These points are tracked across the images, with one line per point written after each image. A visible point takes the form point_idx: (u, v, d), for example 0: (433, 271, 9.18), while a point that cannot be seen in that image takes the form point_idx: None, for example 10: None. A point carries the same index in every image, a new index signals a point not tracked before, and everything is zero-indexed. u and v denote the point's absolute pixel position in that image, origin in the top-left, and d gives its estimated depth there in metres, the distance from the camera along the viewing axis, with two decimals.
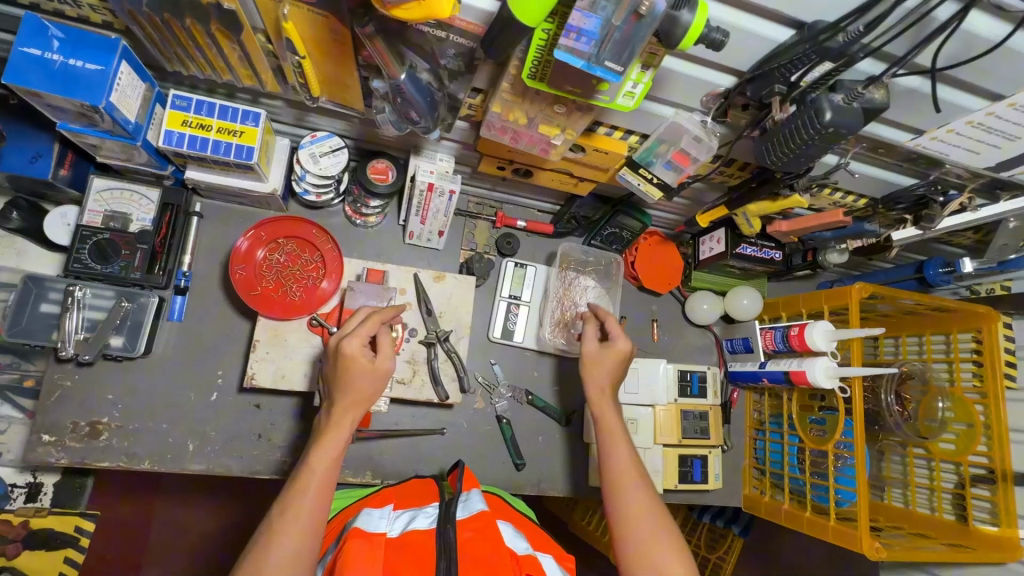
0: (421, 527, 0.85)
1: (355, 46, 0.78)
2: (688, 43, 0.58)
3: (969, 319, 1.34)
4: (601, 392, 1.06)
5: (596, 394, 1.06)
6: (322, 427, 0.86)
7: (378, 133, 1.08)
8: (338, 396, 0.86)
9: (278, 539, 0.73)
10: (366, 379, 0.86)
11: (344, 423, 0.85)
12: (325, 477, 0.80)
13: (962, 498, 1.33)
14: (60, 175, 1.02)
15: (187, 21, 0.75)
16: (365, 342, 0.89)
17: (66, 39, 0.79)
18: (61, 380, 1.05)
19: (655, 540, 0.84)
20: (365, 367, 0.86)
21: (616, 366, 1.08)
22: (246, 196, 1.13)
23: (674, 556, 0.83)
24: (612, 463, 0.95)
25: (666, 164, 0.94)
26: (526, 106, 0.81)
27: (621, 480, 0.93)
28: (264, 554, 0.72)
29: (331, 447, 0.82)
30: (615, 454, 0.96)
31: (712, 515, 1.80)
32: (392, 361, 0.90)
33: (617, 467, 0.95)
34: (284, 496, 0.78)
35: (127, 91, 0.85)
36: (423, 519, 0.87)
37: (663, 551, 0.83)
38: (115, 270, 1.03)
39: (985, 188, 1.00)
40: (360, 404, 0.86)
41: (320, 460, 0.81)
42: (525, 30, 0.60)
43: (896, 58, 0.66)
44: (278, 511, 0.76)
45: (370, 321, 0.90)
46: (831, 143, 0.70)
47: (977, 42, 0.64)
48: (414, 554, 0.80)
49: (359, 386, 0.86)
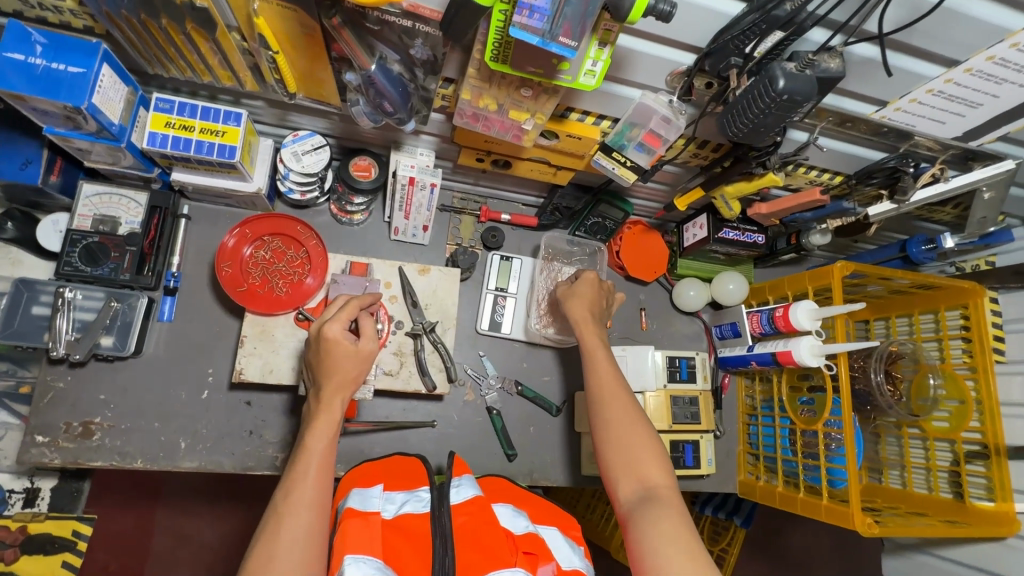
0: (414, 511, 0.85)
1: (326, 39, 0.81)
2: (636, 16, 0.60)
3: (955, 295, 1.33)
4: (583, 318, 1.10)
5: (578, 319, 1.10)
6: (312, 413, 0.87)
7: (359, 130, 1.11)
8: (324, 381, 0.88)
9: (290, 517, 0.74)
10: (349, 362, 0.88)
11: (334, 404, 0.87)
12: (321, 464, 0.80)
13: (958, 475, 1.32)
14: (50, 181, 1.05)
15: (163, 21, 0.79)
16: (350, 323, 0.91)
17: (50, 45, 0.83)
18: (54, 382, 1.07)
19: (637, 451, 0.91)
20: (350, 352, 0.88)
21: (591, 291, 1.15)
22: (232, 197, 1.15)
23: (655, 465, 0.90)
24: (596, 384, 1.01)
25: (638, 147, 0.94)
26: (495, 91, 0.83)
27: (605, 399, 0.98)
28: (275, 534, 0.73)
29: (322, 433, 0.83)
30: (598, 375, 1.01)
31: (714, 507, 1.78)
32: (375, 346, 0.91)
33: (602, 387, 1.00)
34: (284, 486, 0.78)
35: (109, 94, 0.87)
36: (415, 503, 0.87)
37: (645, 460, 0.90)
38: (105, 272, 1.06)
39: (957, 159, 1.00)
40: (349, 386, 0.89)
41: (317, 441, 0.82)
42: (480, 11, 0.63)
43: (840, 24, 0.69)
44: (282, 498, 0.76)
45: (353, 306, 0.93)
46: (789, 111, 0.72)
47: (921, 5, 0.66)
48: (411, 538, 0.80)
49: (343, 368, 0.88)
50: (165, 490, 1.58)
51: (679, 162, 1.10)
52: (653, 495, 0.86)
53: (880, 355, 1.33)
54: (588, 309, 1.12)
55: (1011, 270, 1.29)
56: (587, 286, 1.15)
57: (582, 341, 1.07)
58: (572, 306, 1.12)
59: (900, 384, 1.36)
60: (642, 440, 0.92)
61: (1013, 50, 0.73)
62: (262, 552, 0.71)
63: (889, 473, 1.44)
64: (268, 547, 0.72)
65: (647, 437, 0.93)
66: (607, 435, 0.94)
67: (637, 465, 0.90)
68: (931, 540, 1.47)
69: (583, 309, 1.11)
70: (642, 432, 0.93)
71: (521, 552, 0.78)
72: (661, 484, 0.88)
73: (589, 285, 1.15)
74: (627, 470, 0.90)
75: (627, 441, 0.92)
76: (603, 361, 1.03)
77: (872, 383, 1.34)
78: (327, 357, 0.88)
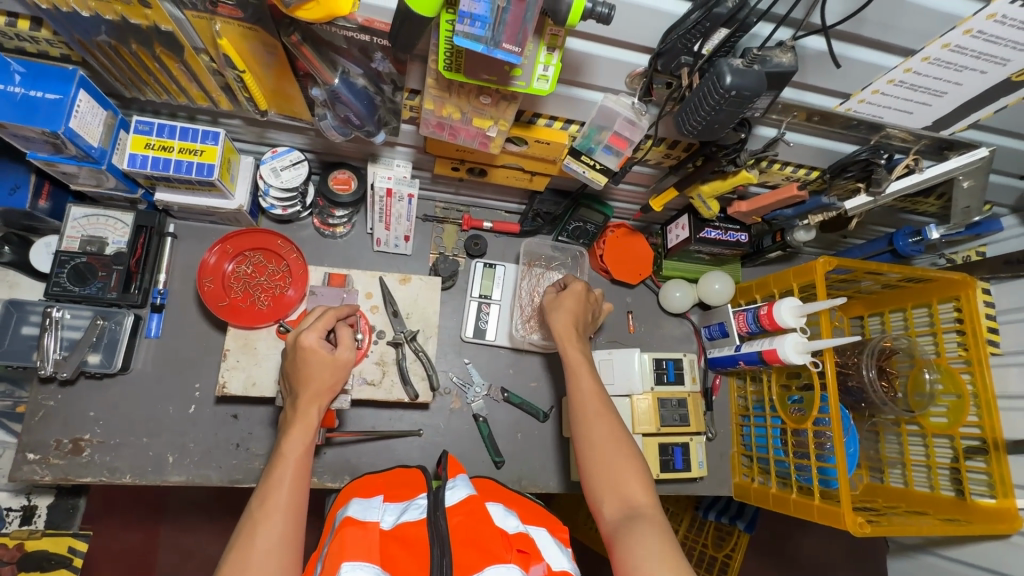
0: (412, 519, 0.85)
1: (289, 57, 0.83)
2: (574, 20, 0.61)
3: (947, 287, 1.31)
4: (563, 330, 1.09)
5: (561, 333, 1.09)
6: (288, 420, 0.88)
7: (336, 144, 1.13)
8: (302, 389, 0.88)
9: (264, 524, 0.74)
10: (325, 369, 0.89)
11: (310, 413, 0.87)
12: (297, 469, 0.81)
13: (958, 472, 1.28)
14: (38, 206, 1.09)
15: (133, 46, 0.82)
16: (326, 332, 0.92)
17: (28, 73, 0.86)
18: (45, 401, 1.10)
19: (620, 469, 0.91)
20: (326, 360, 0.89)
21: (577, 304, 1.13)
22: (215, 214, 1.18)
23: (637, 482, 0.90)
24: (579, 403, 1.01)
25: (606, 149, 0.96)
26: (455, 100, 0.85)
27: (588, 417, 0.98)
28: (250, 540, 0.73)
29: (299, 439, 0.84)
30: (582, 393, 1.01)
31: (717, 512, 1.75)
32: (351, 354, 0.92)
33: (583, 405, 1.00)
34: (261, 494, 0.78)
35: (87, 118, 0.90)
36: (414, 511, 0.87)
37: (628, 478, 0.90)
38: (92, 291, 1.09)
39: (931, 150, 1.00)
40: (325, 391, 0.89)
41: (292, 448, 0.83)
42: (425, 22, 0.64)
43: (781, 18, 0.69)
44: (258, 504, 0.77)
45: (327, 316, 0.94)
46: (740, 106, 0.72)
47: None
48: (408, 543, 0.80)
49: (318, 377, 0.89)
50: (167, 506, 1.60)
51: (652, 163, 1.10)
52: (637, 513, 0.85)
53: (872, 350, 1.32)
54: (570, 322, 1.10)
55: (1002, 260, 1.26)
56: (574, 298, 1.13)
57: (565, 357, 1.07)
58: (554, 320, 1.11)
59: (896, 380, 1.33)
60: (625, 458, 0.92)
61: (968, 36, 0.73)
62: (237, 557, 0.72)
63: (889, 472, 1.41)
64: (241, 554, 0.72)
65: (631, 456, 0.93)
66: (590, 455, 0.94)
67: (620, 483, 0.90)
68: (934, 539, 1.43)
69: (565, 323, 1.10)
70: (624, 450, 0.93)
71: (515, 549, 0.77)
72: (644, 502, 0.87)
73: (575, 297, 1.13)
74: (611, 488, 0.90)
75: (610, 460, 0.92)
76: (585, 379, 1.02)
77: (864, 379, 1.33)
78: (302, 373, 0.89)
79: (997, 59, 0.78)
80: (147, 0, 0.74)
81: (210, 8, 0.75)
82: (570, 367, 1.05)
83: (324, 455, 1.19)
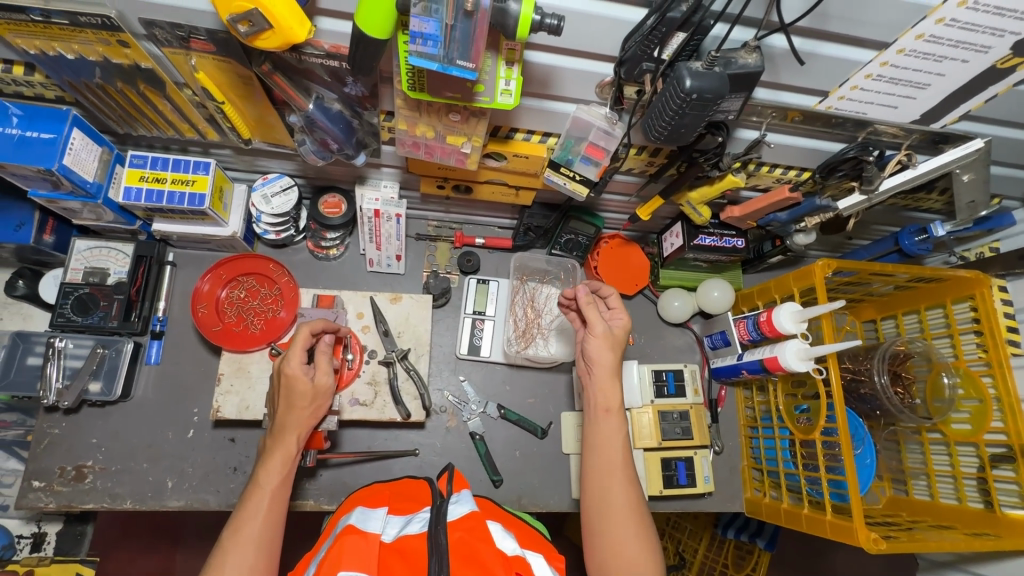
0: (413, 531, 0.83)
1: (265, 88, 0.86)
2: (523, 33, 0.62)
3: (960, 285, 1.24)
4: (605, 366, 1.00)
5: (602, 371, 1.00)
6: (267, 448, 0.88)
7: (324, 169, 1.16)
8: (281, 416, 0.88)
9: (235, 553, 0.76)
10: (304, 397, 0.89)
11: (289, 440, 0.88)
12: (272, 499, 0.82)
13: (985, 483, 1.19)
14: (43, 240, 1.14)
15: (119, 84, 0.87)
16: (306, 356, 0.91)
17: (25, 116, 0.91)
18: (50, 429, 1.13)
19: (631, 546, 0.87)
20: (308, 390, 0.88)
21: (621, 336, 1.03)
22: (211, 241, 1.21)
23: (646, 560, 0.87)
24: (601, 459, 0.95)
25: (584, 160, 0.95)
26: (427, 119, 0.86)
27: (608, 478, 0.92)
28: (220, 567, 0.74)
29: (276, 470, 0.85)
30: (608, 449, 0.95)
31: (736, 530, 1.67)
32: (332, 380, 0.92)
33: (605, 461, 0.94)
34: (234, 523, 0.79)
35: (82, 154, 0.94)
36: (416, 523, 0.85)
37: (639, 558, 0.86)
38: (94, 320, 1.14)
39: (925, 144, 0.96)
40: (309, 424, 0.90)
41: (270, 478, 0.84)
42: (380, 43, 0.65)
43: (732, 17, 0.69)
44: (229, 534, 0.78)
45: (303, 337, 0.91)
46: (705, 109, 0.72)
47: None
48: (407, 557, 0.80)
49: (299, 404, 0.89)
50: (183, 533, 1.59)
51: (636, 172, 1.09)
52: None
53: (883, 355, 1.27)
54: (614, 352, 1.01)
55: (1016, 255, 1.20)
56: (619, 324, 1.05)
57: (597, 403, 0.99)
58: (593, 346, 1.01)
59: (913, 386, 1.29)
60: (638, 537, 0.88)
61: (941, 26, 0.70)
62: None
63: (913, 483, 1.33)
64: None
65: (645, 533, 0.89)
66: (602, 518, 0.90)
67: (631, 562, 0.86)
68: (965, 555, 1.34)
69: (609, 351, 1.01)
70: (639, 522, 0.90)
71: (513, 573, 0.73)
72: None
73: (624, 325, 1.04)
74: (619, 561, 0.86)
75: (622, 530, 0.88)
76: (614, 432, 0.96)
77: (877, 386, 1.27)
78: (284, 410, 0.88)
79: (978, 47, 0.75)
80: (126, 40, 0.77)
81: (184, 44, 0.78)
82: (601, 416, 0.98)
83: (319, 478, 1.19)
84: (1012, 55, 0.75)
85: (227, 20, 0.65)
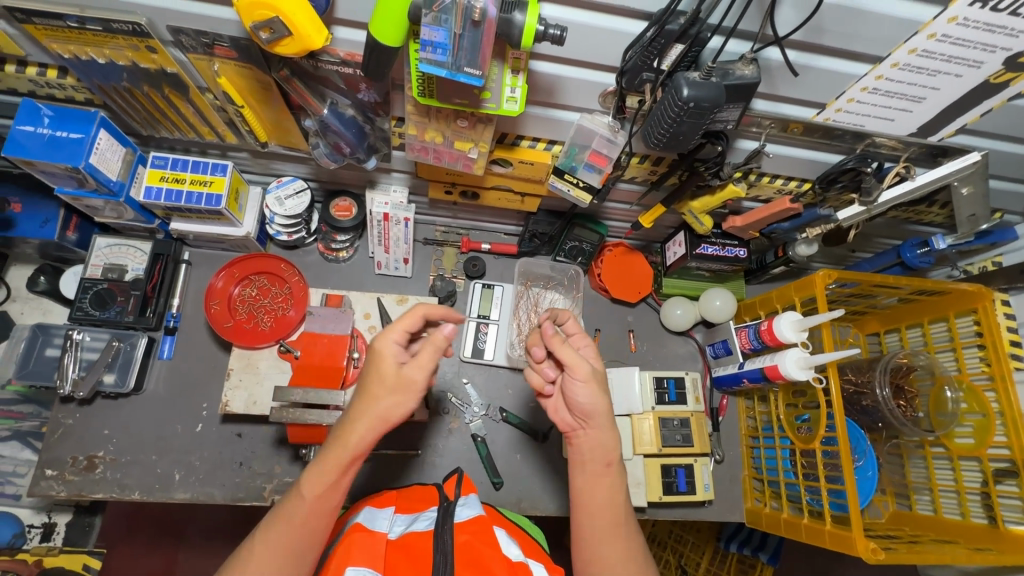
0: (420, 529, 0.85)
1: (283, 93, 0.90)
2: (528, 42, 0.65)
3: (962, 299, 1.25)
4: (598, 414, 0.87)
5: (594, 420, 0.87)
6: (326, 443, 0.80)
7: (336, 172, 1.20)
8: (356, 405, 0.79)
9: (262, 547, 0.74)
10: (388, 397, 0.78)
11: (351, 442, 0.78)
12: (310, 508, 0.76)
13: (989, 498, 1.18)
14: (66, 237, 1.19)
15: (146, 88, 0.91)
16: (408, 336, 0.82)
17: (55, 116, 0.95)
18: (64, 420, 1.16)
19: None
20: (391, 376, 0.78)
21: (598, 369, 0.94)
22: (226, 241, 1.25)
23: None
24: (593, 515, 0.86)
25: (588, 167, 0.98)
26: (436, 125, 0.89)
27: (603, 537, 0.85)
28: (250, 552, 0.74)
29: (323, 476, 0.77)
30: (602, 507, 0.86)
31: (739, 543, 1.65)
32: (424, 378, 0.79)
33: (603, 519, 0.86)
34: (276, 512, 0.78)
35: (107, 154, 0.99)
36: (423, 521, 0.86)
37: None
38: (111, 314, 1.17)
39: (923, 157, 0.98)
40: (379, 428, 0.79)
41: (312, 486, 0.77)
42: (393, 50, 0.69)
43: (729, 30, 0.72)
44: (267, 523, 0.76)
45: (409, 316, 0.81)
46: (702, 117, 0.75)
47: (805, 4, 0.67)
48: (413, 556, 0.80)
49: (377, 395, 0.78)
50: (187, 532, 1.54)
51: (639, 181, 1.12)
52: None
53: (885, 367, 1.25)
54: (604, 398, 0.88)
55: (1018, 269, 1.21)
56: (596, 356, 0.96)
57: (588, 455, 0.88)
58: (582, 391, 0.87)
59: (917, 399, 1.29)
60: None
61: (933, 41, 0.73)
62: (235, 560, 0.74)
63: (916, 498, 1.32)
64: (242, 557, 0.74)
65: None
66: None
67: None
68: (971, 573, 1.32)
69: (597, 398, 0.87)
70: None
71: None
72: None
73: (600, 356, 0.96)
74: None
75: None
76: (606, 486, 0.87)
77: (879, 398, 1.26)
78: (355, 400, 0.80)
79: (971, 62, 0.77)
80: (154, 46, 0.82)
81: (208, 50, 0.82)
82: (595, 471, 0.88)
83: None
84: (1005, 71, 0.78)
85: (250, 27, 0.69)
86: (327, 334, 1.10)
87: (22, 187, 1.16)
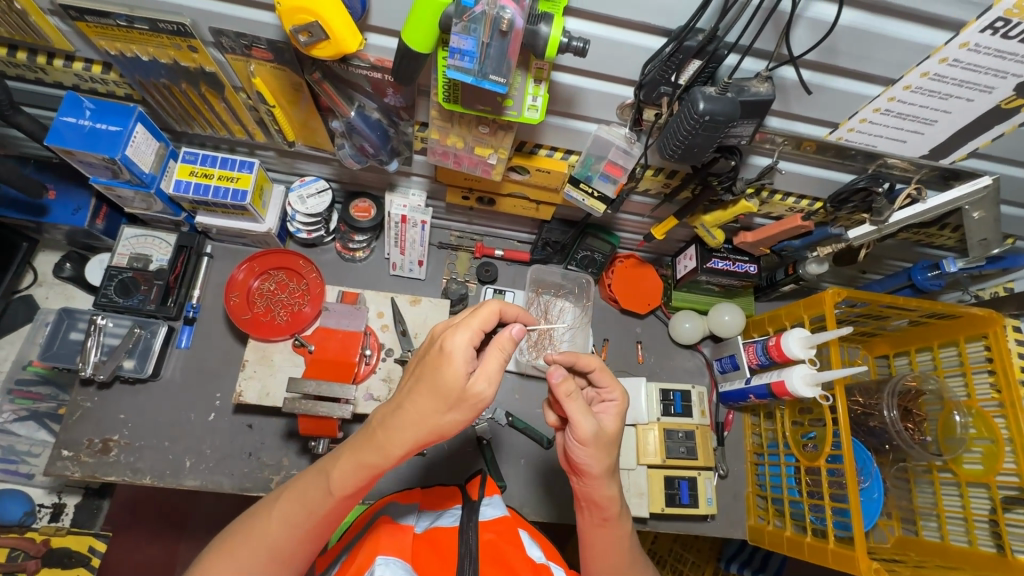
0: (445, 524, 0.89)
1: (314, 95, 0.94)
2: (552, 53, 0.69)
3: (973, 324, 1.24)
4: (595, 473, 0.87)
5: (591, 477, 0.87)
6: (365, 436, 0.78)
7: (358, 174, 1.24)
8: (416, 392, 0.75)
9: (281, 509, 0.79)
10: (453, 411, 0.74)
11: (393, 452, 0.75)
12: (333, 505, 0.77)
13: (997, 526, 1.16)
14: (95, 225, 1.23)
15: (184, 85, 0.96)
16: (478, 336, 0.76)
17: (96, 109, 1.00)
18: (83, 402, 1.19)
19: None
20: (454, 392, 0.73)
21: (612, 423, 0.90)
22: (248, 236, 1.29)
23: None
24: (600, 559, 0.91)
25: (603, 177, 1.01)
26: (458, 130, 0.92)
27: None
28: (271, 511, 0.79)
29: (351, 478, 0.76)
30: (610, 553, 0.91)
31: (739, 564, 1.64)
32: (490, 392, 0.74)
33: (609, 565, 0.91)
34: (302, 478, 0.81)
35: (142, 148, 1.03)
36: (448, 518, 0.91)
37: None
38: (134, 302, 1.21)
39: (935, 179, 0.99)
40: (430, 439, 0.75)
41: (339, 485, 0.76)
42: (422, 56, 0.72)
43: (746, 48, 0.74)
44: (292, 483, 0.81)
45: (483, 312, 0.77)
46: (718, 131, 0.77)
47: (819, 26, 0.70)
48: (439, 549, 0.85)
49: (441, 396, 0.73)
50: (190, 522, 1.56)
51: (652, 193, 1.15)
52: None
53: (892, 390, 1.26)
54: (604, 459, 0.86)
55: None
56: (611, 418, 0.90)
57: (591, 506, 0.90)
58: (581, 452, 0.86)
59: (924, 423, 1.28)
60: None
61: (944, 65, 0.75)
62: (259, 511, 0.81)
63: (923, 524, 1.30)
64: (263, 513, 0.80)
65: None
66: None
67: None
68: None
69: (596, 459, 0.86)
70: None
71: None
72: None
73: (615, 421, 0.90)
74: None
75: None
76: (612, 535, 0.90)
77: (886, 420, 1.26)
78: (404, 408, 0.75)
79: (982, 87, 0.79)
80: (196, 46, 0.86)
81: (246, 52, 0.87)
82: (598, 524, 0.90)
83: None
84: (1016, 96, 0.79)
85: (290, 30, 0.73)
86: (342, 329, 1.13)
87: (57, 175, 1.22)
